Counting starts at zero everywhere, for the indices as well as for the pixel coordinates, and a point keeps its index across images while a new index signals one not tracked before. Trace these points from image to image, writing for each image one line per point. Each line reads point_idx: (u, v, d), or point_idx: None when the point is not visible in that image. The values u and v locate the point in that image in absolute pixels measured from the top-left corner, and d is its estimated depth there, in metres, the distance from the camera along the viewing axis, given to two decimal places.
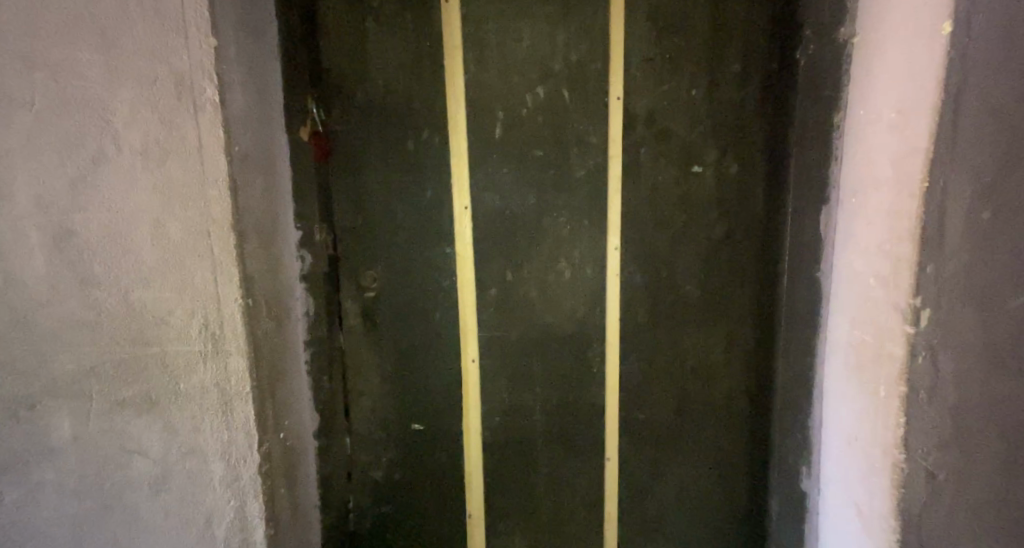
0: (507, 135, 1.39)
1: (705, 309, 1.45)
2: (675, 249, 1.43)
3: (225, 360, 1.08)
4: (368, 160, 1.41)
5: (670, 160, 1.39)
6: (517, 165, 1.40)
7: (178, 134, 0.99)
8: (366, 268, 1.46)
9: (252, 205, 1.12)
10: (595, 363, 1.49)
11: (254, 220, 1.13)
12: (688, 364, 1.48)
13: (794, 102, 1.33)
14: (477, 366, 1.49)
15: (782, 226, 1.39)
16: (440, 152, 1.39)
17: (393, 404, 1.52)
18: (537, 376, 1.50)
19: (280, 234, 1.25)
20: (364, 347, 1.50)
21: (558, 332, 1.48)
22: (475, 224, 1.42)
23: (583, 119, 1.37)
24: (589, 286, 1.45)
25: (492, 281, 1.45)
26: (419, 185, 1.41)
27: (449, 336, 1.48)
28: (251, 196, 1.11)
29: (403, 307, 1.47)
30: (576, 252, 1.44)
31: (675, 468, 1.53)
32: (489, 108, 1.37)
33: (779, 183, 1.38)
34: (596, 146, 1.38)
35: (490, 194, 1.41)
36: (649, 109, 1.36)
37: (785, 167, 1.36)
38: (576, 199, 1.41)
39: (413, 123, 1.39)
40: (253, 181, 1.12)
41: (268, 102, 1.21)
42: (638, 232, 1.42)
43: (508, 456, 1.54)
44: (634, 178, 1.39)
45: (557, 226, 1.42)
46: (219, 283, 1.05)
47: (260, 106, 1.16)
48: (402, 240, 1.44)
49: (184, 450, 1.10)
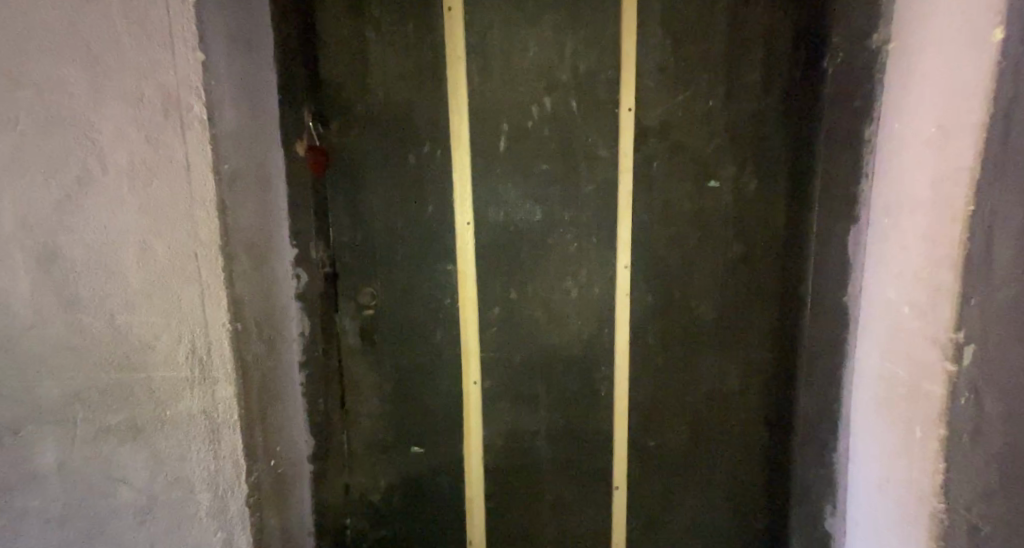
0: (512, 149, 1.33)
1: (719, 333, 1.37)
2: (687, 270, 1.35)
3: (212, 387, 1.04)
4: (367, 175, 1.36)
5: (684, 176, 1.30)
6: (522, 180, 1.34)
7: (165, 151, 0.95)
8: (365, 286, 1.42)
9: (242, 224, 1.07)
10: (603, 386, 1.43)
11: (245, 240, 1.08)
12: (700, 390, 1.40)
13: (820, 114, 1.23)
14: (479, 389, 1.45)
15: (806, 246, 1.29)
16: (441, 167, 1.34)
17: (393, 425, 1.49)
18: (541, 398, 1.45)
19: (271, 254, 1.20)
20: (362, 367, 1.46)
21: (563, 354, 1.43)
22: (477, 240, 1.37)
23: (592, 131, 1.30)
24: (597, 307, 1.39)
25: (495, 301, 1.41)
26: (420, 202, 1.36)
27: (449, 357, 1.44)
28: (241, 216, 1.06)
29: (403, 326, 1.44)
30: (584, 271, 1.37)
31: (685, 498, 1.45)
32: (493, 121, 1.31)
33: (804, 200, 1.27)
34: (606, 160, 1.31)
35: (494, 210, 1.35)
36: (662, 121, 1.28)
37: (810, 184, 1.26)
38: (584, 216, 1.35)
39: (414, 136, 1.33)
40: (246, 199, 1.08)
41: (262, 117, 1.16)
42: (649, 251, 1.35)
43: (509, 480, 1.50)
44: (646, 194, 1.32)
45: (564, 244, 1.36)
46: (206, 307, 1.01)
47: (252, 121, 1.12)
48: (402, 258, 1.40)
49: (170, 480, 1.06)
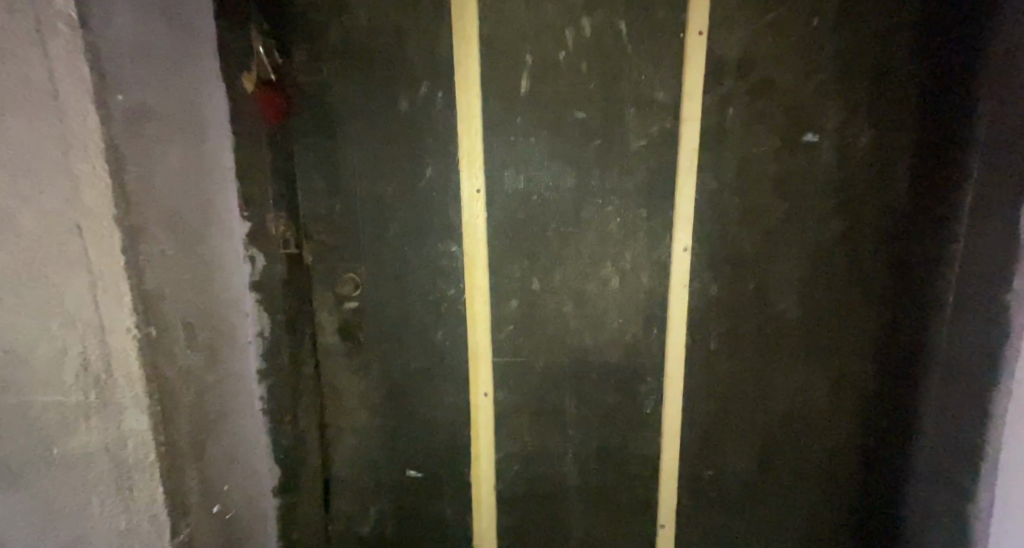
0: (537, 91, 1.00)
1: (810, 340, 1.05)
2: (764, 254, 1.02)
3: (117, 417, 0.73)
4: (347, 127, 1.05)
5: (768, 127, 0.97)
6: (549, 134, 1.02)
7: (21, 69, 0.63)
8: (347, 271, 1.12)
9: (152, 183, 0.75)
10: (648, 401, 1.13)
11: (161, 207, 0.77)
12: (778, 413, 1.09)
13: (979, 27, 0.85)
14: (490, 402, 1.16)
15: (955, 222, 0.90)
16: (444, 117, 1.03)
17: (383, 443, 1.20)
18: (569, 412, 1.16)
19: (205, 229, 0.88)
20: (345, 373, 1.17)
21: (598, 359, 1.13)
22: (489, 213, 1.06)
23: (646, 67, 0.97)
24: (644, 301, 1.08)
25: (513, 292, 1.11)
26: (417, 162, 1.05)
27: (454, 361, 1.15)
28: (147, 173, 0.74)
29: (395, 322, 1.14)
30: (629, 253, 1.07)
31: (750, 541, 1.16)
32: (513, 53, 0.99)
33: (954, 156, 0.90)
34: (664, 105, 0.98)
35: (512, 173, 1.05)
36: (744, 49, 0.94)
37: (968, 128, 0.87)
38: (630, 181, 1.03)
39: (408, 74, 1.02)
40: (161, 150, 0.77)
41: (186, 36, 0.84)
42: (717, 229, 1.02)
43: (528, 514, 1.21)
44: (716, 153, 0.99)
45: (603, 218, 1.06)
46: (101, 304, 0.70)
47: (167, 37, 0.79)
48: (392, 235, 1.09)
49: (64, 539, 0.77)
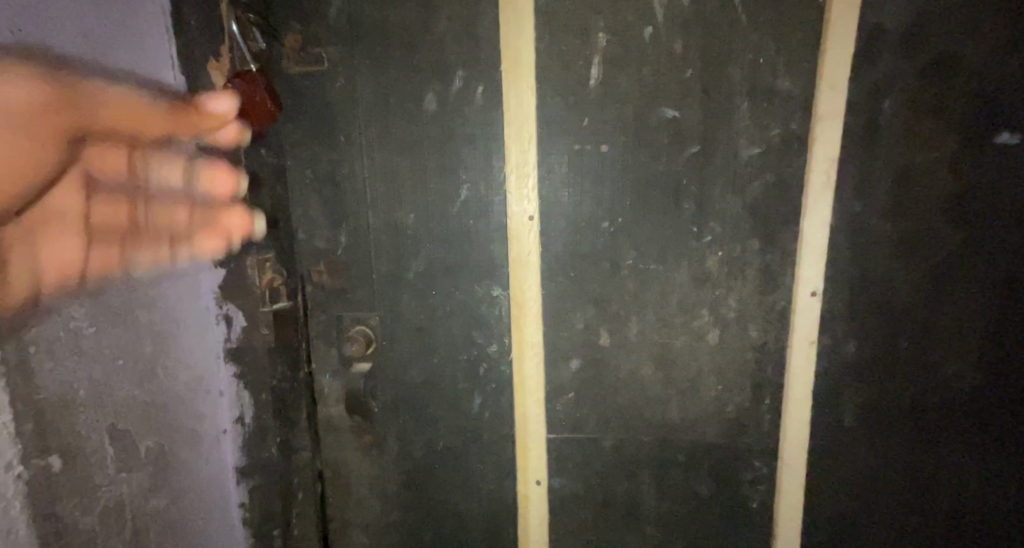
0: (613, 82, 0.74)
1: (998, 423, 0.76)
2: (931, 302, 0.74)
3: None
4: (356, 135, 0.79)
5: (940, 125, 0.70)
6: (628, 140, 0.75)
7: None
8: (356, 323, 0.85)
9: (47, 237, 0.53)
10: (755, 490, 0.85)
11: (64, 276, 0.54)
12: (947, 520, 0.80)
13: None
14: (543, 491, 0.89)
15: None
16: (486, 119, 0.76)
17: (403, 542, 0.93)
18: (647, 505, 0.88)
19: (149, 294, 0.64)
20: (353, 454, 0.90)
21: (687, 437, 0.85)
22: (545, 245, 0.80)
23: (766, 45, 0.71)
24: (752, 361, 0.81)
25: (575, 349, 0.84)
26: (449, 180, 0.79)
27: (496, 439, 0.88)
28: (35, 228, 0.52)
29: (419, 388, 0.87)
30: (733, 299, 0.79)
31: None
32: (581, 30, 0.73)
33: None
34: (790, 97, 0.71)
35: (577, 193, 0.78)
36: (909, 17, 0.68)
37: None
38: (737, 201, 0.76)
39: (437, 63, 0.75)
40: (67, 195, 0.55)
41: (115, 15, 0.59)
42: (859, 264, 0.75)
43: None
44: (861, 162, 0.72)
45: (698, 253, 0.78)
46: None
47: (79, 16, 0.55)
48: (415, 276, 0.82)
49: None
